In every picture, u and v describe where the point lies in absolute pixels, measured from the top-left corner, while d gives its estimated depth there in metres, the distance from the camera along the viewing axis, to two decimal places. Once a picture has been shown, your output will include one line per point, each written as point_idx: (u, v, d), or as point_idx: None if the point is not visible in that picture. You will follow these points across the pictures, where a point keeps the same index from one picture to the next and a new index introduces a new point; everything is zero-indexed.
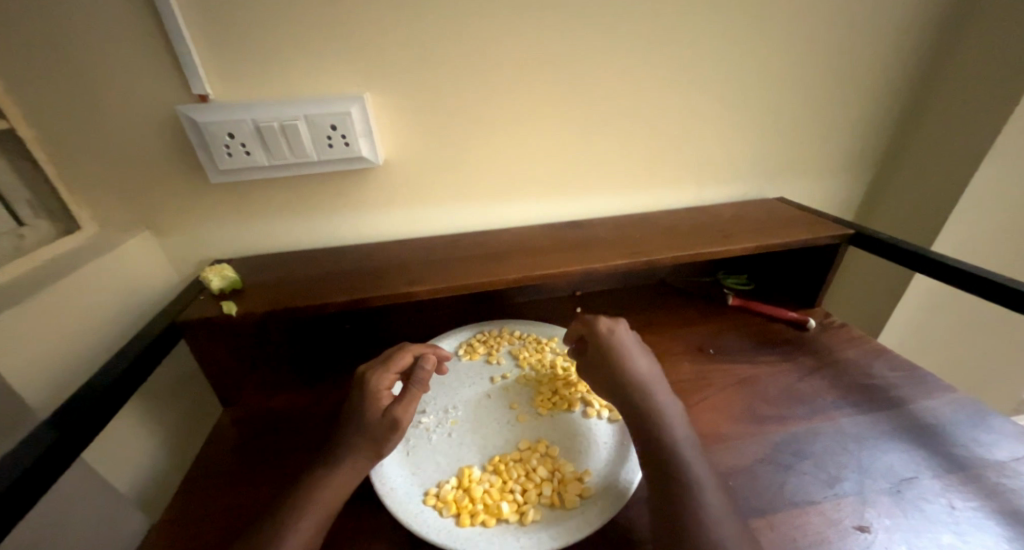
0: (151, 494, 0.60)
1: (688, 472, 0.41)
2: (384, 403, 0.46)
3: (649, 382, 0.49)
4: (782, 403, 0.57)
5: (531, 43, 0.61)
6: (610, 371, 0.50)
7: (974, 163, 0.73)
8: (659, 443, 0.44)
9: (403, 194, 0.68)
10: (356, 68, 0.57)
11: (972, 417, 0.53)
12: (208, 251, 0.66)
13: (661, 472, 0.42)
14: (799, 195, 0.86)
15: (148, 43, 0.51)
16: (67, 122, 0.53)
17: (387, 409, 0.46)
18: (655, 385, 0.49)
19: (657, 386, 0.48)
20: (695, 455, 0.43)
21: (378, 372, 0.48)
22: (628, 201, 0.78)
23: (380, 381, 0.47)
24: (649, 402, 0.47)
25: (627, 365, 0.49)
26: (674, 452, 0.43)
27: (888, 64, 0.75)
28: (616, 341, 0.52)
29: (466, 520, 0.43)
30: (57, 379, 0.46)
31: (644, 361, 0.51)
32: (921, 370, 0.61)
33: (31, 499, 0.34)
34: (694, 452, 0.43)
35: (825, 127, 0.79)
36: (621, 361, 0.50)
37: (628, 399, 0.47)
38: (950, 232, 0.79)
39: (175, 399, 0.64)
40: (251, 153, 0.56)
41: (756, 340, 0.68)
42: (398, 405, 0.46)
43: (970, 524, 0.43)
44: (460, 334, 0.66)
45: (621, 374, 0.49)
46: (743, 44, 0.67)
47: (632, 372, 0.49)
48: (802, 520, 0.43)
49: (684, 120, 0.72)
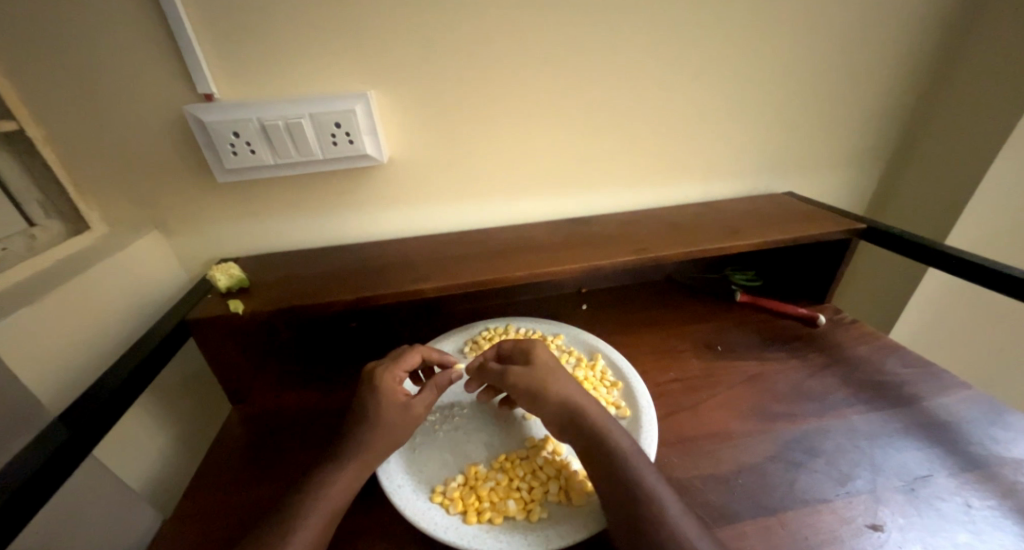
0: (163, 490, 0.61)
1: (645, 488, 0.39)
2: (401, 398, 0.47)
3: (576, 394, 0.46)
4: (792, 400, 0.56)
5: (536, 39, 0.60)
6: (540, 396, 0.46)
7: (990, 155, 0.72)
8: (606, 457, 0.41)
9: (408, 192, 0.68)
10: (362, 66, 0.57)
11: (988, 414, 0.52)
12: (216, 250, 0.66)
13: (614, 485, 0.40)
14: (808, 190, 0.85)
15: (154, 44, 0.51)
16: (76, 123, 0.53)
17: (405, 405, 0.47)
18: (584, 397, 0.46)
19: (587, 406, 0.45)
20: (645, 463, 0.41)
21: (388, 368, 0.48)
22: (634, 197, 0.77)
23: (392, 377, 0.48)
24: (578, 418, 0.44)
25: (557, 390, 0.46)
26: (627, 463, 0.41)
27: (902, 55, 0.73)
28: (539, 355, 0.50)
29: (472, 517, 0.43)
30: (69, 378, 0.47)
31: (566, 379, 0.48)
32: (935, 366, 0.60)
33: (39, 500, 0.34)
34: (645, 462, 0.41)
35: (835, 120, 0.78)
36: (545, 380, 0.47)
37: (565, 417, 0.45)
38: (964, 225, 0.78)
39: (185, 396, 0.64)
40: (256, 151, 0.57)
41: (765, 336, 0.67)
42: (415, 401, 0.47)
43: (987, 523, 0.42)
44: (465, 332, 0.64)
45: (552, 389, 0.46)
46: (750, 37, 0.66)
47: (561, 387, 0.47)
48: (814, 519, 0.42)
49: (690, 114, 0.71)
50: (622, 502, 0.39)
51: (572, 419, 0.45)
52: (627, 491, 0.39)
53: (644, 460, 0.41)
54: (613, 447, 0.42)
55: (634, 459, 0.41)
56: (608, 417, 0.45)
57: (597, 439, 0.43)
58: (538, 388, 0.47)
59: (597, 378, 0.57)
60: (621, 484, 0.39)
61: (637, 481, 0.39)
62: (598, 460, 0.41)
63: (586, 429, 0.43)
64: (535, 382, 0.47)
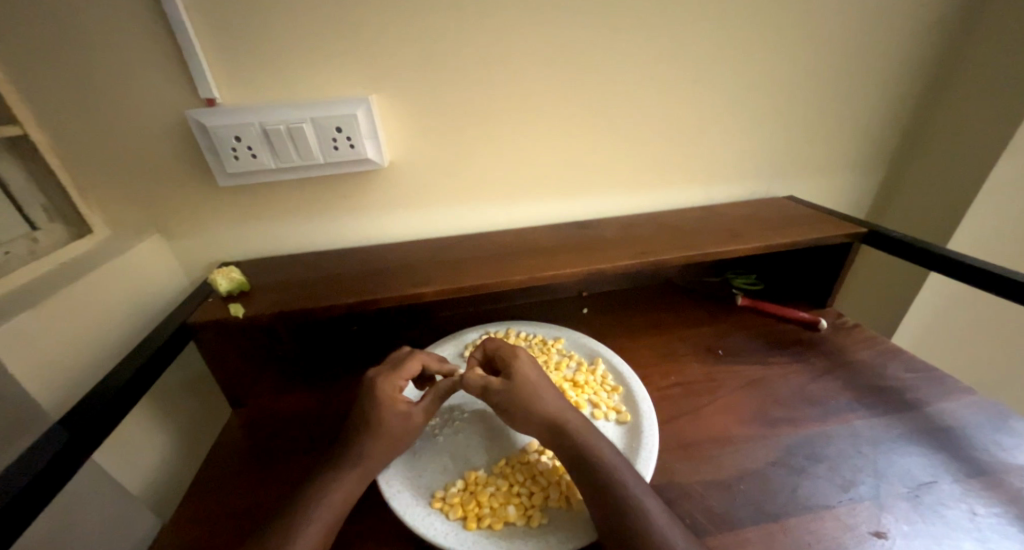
0: (162, 494, 0.61)
1: (634, 501, 0.39)
2: (402, 408, 0.46)
3: (563, 411, 0.46)
4: (795, 405, 0.55)
5: (538, 44, 0.60)
6: (530, 413, 0.46)
7: (993, 159, 0.72)
8: (597, 468, 0.41)
9: (410, 196, 0.68)
10: (364, 71, 0.57)
11: (991, 420, 0.52)
12: (217, 254, 0.66)
13: (601, 499, 0.39)
14: (809, 193, 0.84)
15: (157, 49, 0.51)
16: (79, 127, 0.54)
17: (406, 415, 0.46)
18: (572, 414, 0.46)
19: (574, 420, 0.45)
20: (633, 475, 0.41)
21: (385, 377, 0.48)
22: (635, 201, 0.77)
23: (390, 386, 0.47)
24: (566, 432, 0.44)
25: (545, 408, 0.46)
26: (615, 476, 0.40)
27: (903, 60, 0.74)
28: (521, 368, 0.49)
29: (471, 523, 0.43)
30: (69, 382, 0.47)
31: (552, 396, 0.47)
32: (938, 371, 0.59)
33: (37, 506, 0.34)
34: (633, 474, 0.41)
35: (836, 124, 0.78)
36: (531, 396, 0.46)
37: (556, 432, 0.44)
38: (967, 229, 0.78)
39: (185, 400, 0.64)
40: (258, 156, 0.57)
41: (768, 341, 0.67)
42: (415, 411, 0.46)
43: (991, 530, 0.41)
44: (463, 338, 0.64)
45: (536, 403, 0.46)
46: (751, 42, 0.66)
47: (547, 403, 0.46)
48: (817, 525, 0.42)
49: (691, 118, 0.71)
50: (611, 514, 0.38)
51: (562, 433, 0.44)
52: (615, 502, 0.39)
53: (632, 473, 0.41)
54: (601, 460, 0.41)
55: (620, 472, 0.41)
56: (594, 432, 0.44)
57: (586, 452, 0.42)
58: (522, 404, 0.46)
59: (599, 383, 0.57)
60: (610, 495, 0.39)
61: (625, 493, 0.39)
62: (587, 472, 0.41)
63: (573, 442, 0.43)
64: (523, 396, 0.46)
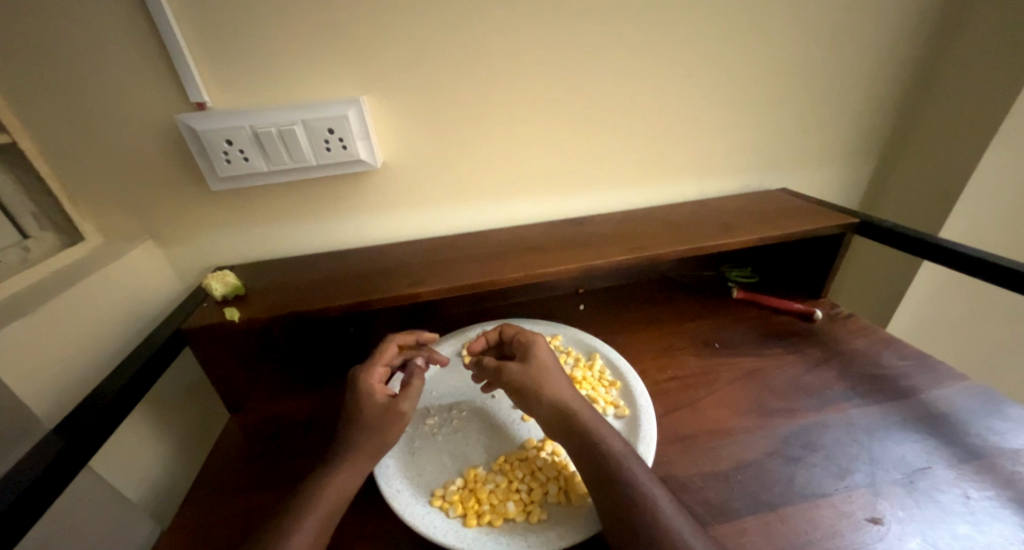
0: (160, 500, 0.61)
1: (635, 487, 0.39)
2: (382, 399, 0.46)
3: (570, 400, 0.46)
4: (790, 396, 0.56)
5: (528, 42, 0.61)
6: (538, 401, 0.46)
7: (981, 147, 0.72)
8: (600, 457, 0.41)
9: (403, 196, 0.68)
10: (356, 72, 0.57)
11: (984, 405, 0.53)
12: (212, 259, 0.66)
13: (604, 487, 0.40)
14: (802, 185, 0.85)
15: (146, 53, 0.51)
16: (68, 134, 0.53)
17: (388, 405, 0.46)
18: (578, 402, 0.46)
19: (579, 408, 0.45)
20: (636, 462, 0.41)
21: (366, 369, 0.49)
22: (628, 196, 0.78)
23: (371, 377, 0.48)
24: (569, 423, 0.44)
25: (554, 396, 0.46)
26: (618, 463, 0.41)
27: (891, 50, 0.74)
28: (537, 351, 0.50)
29: (472, 520, 0.43)
30: (64, 389, 0.47)
31: (562, 384, 0.48)
32: (932, 358, 0.60)
33: (35, 513, 0.34)
34: (635, 461, 0.42)
35: (827, 115, 0.78)
36: (540, 383, 0.47)
37: (562, 420, 0.45)
38: (958, 217, 0.78)
39: (182, 405, 0.64)
40: (250, 159, 0.57)
41: (763, 332, 0.67)
42: (399, 401, 0.46)
43: (985, 514, 0.42)
44: (463, 335, 0.64)
45: (546, 392, 0.46)
46: (741, 35, 0.67)
47: (558, 389, 0.47)
48: (813, 514, 0.42)
49: (682, 112, 0.71)
50: (615, 502, 0.39)
51: (564, 426, 0.44)
52: (615, 491, 0.39)
53: (639, 463, 0.42)
54: (603, 449, 0.42)
55: (627, 462, 0.41)
56: (599, 419, 0.45)
57: (590, 440, 0.43)
58: (533, 391, 0.47)
59: (596, 378, 0.57)
60: (612, 484, 0.40)
61: (626, 482, 0.39)
62: (588, 461, 0.42)
63: (578, 433, 0.43)
64: (530, 381, 0.47)
